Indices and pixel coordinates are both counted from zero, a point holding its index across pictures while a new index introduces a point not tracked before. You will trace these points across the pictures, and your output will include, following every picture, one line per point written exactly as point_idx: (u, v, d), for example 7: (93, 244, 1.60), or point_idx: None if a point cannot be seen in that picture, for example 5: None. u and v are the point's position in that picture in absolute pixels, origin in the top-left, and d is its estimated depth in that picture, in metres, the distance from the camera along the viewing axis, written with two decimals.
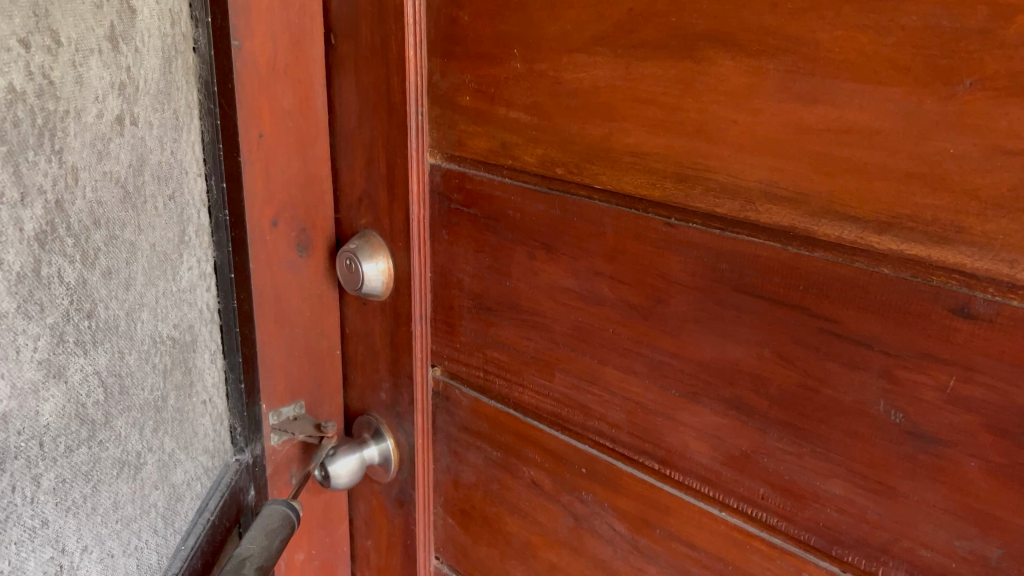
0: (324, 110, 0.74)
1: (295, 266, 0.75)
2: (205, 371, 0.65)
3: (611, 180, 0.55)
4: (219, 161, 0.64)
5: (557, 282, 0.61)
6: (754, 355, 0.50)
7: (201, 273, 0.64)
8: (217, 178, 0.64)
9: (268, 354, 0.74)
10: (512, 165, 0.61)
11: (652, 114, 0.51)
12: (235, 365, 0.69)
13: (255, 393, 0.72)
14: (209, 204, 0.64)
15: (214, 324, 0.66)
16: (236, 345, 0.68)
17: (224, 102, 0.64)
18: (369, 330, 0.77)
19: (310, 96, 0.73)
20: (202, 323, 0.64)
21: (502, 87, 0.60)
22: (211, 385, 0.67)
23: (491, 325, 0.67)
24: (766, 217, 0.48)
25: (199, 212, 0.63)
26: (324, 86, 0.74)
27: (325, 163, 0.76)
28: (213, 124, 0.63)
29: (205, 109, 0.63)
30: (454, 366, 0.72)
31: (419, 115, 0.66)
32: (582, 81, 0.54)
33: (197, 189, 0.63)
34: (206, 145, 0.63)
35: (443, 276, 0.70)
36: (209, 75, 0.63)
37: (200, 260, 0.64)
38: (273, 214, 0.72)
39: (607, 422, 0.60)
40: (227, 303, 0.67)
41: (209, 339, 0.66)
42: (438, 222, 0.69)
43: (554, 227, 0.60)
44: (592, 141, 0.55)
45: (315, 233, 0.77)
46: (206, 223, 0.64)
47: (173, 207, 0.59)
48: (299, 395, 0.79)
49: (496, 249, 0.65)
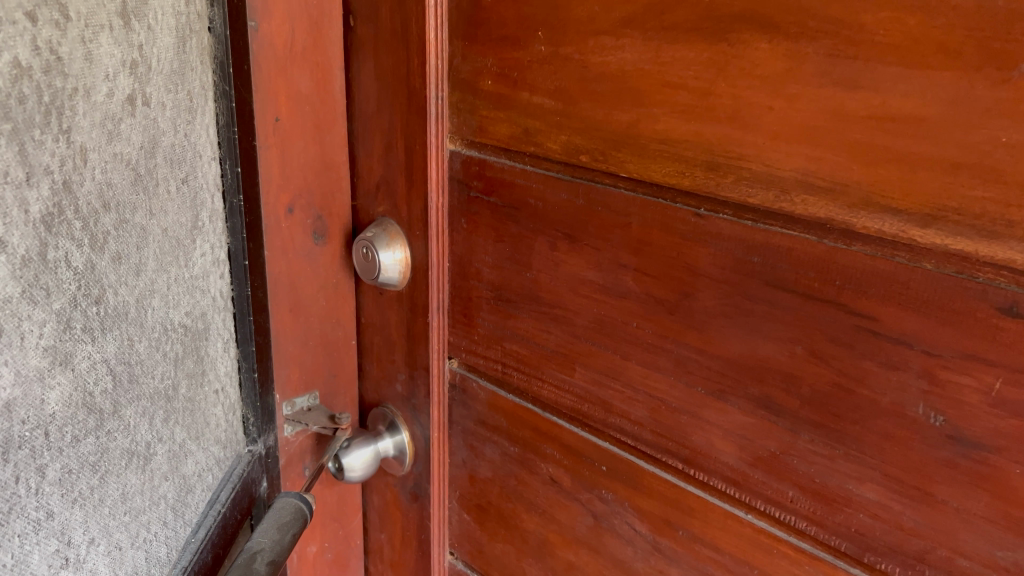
0: (342, 94, 0.72)
1: (310, 253, 0.73)
2: (218, 361, 0.63)
3: (638, 168, 0.53)
4: (233, 144, 0.62)
5: (579, 274, 0.59)
6: (786, 352, 0.48)
7: (215, 260, 0.62)
8: (232, 162, 0.62)
9: (281, 344, 0.72)
10: (535, 153, 0.60)
11: (682, 99, 0.49)
12: (248, 354, 0.67)
13: (267, 383, 0.70)
14: (224, 189, 0.62)
15: (227, 312, 0.65)
16: (249, 334, 0.67)
17: (239, 82, 0.62)
18: (385, 321, 0.75)
19: (328, 80, 0.71)
20: (216, 311, 0.63)
21: (527, 71, 0.58)
22: (224, 374, 0.65)
23: (510, 317, 0.65)
24: (801, 208, 0.46)
25: (214, 197, 0.61)
26: (343, 69, 0.72)
27: (343, 150, 0.74)
28: (227, 107, 0.61)
29: (220, 92, 0.61)
30: (470, 358, 0.70)
31: (439, 100, 0.65)
32: (609, 65, 0.52)
33: (213, 173, 0.61)
34: (221, 127, 0.62)
35: (461, 266, 0.68)
36: (225, 57, 0.61)
37: (214, 246, 0.62)
38: (289, 201, 0.70)
39: (629, 420, 0.58)
40: (241, 290, 0.65)
41: (223, 328, 0.64)
42: (457, 210, 0.67)
43: (577, 217, 0.58)
44: (619, 127, 0.53)
45: (331, 221, 0.75)
46: (220, 208, 0.62)
47: (186, 191, 0.58)
48: (313, 385, 0.77)
49: (516, 239, 0.63)
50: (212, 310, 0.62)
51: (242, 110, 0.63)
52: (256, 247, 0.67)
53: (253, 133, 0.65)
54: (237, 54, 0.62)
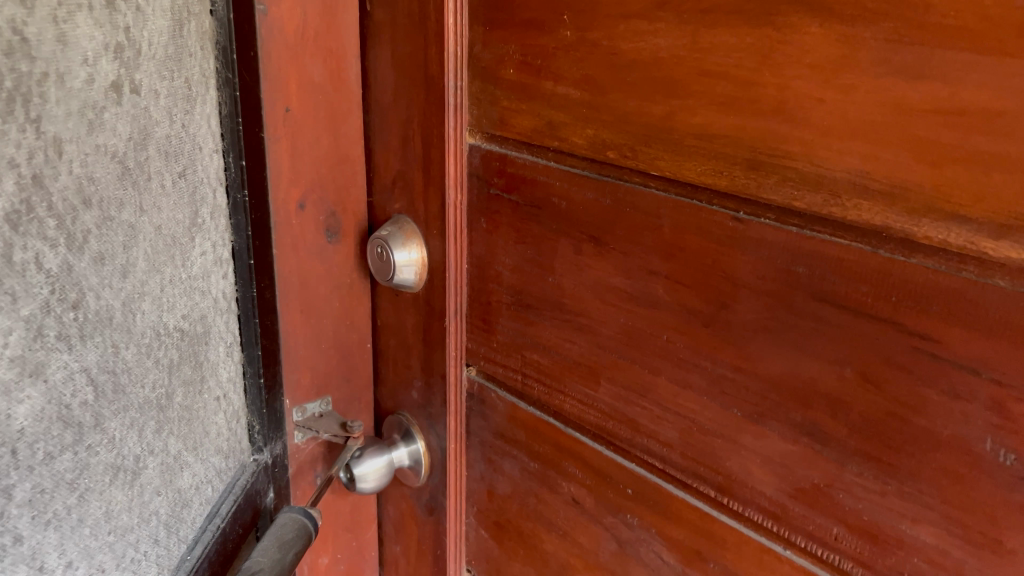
0: (357, 83, 0.68)
1: (323, 251, 0.69)
2: (220, 366, 0.60)
3: (671, 166, 0.48)
4: (237, 136, 0.58)
5: (605, 281, 0.54)
6: (834, 375, 0.43)
7: (216, 259, 0.58)
8: (235, 155, 0.59)
9: (291, 347, 0.69)
10: (559, 148, 0.55)
11: (721, 90, 0.44)
12: (253, 358, 0.63)
13: (275, 388, 0.66)
14: (227, 183, 0.59)
15: (230, 314, 0.61)
16: (254, 337, 0.63)
17: (244, 69, 0.58)
18: (401, 325, 0.71)
19: (343, 68, 0.67)
20: (218, 313, 0.59)
21: (551, 59, 0.53)
22: (228, 380, 0.61)
23: (531, 324, 0.60)
24: (854, 213, 0.40)
25: (216, 192, 0.58)
26: (359, 57, 0.68)
27: (359, 142, 0.70)
28: (230, 96, 0.57)
29: (221, 79, 0.57)
30: (490, 367, 0.65)
31: (459, 90, 0.60)
32: (641, 52, 0.48)
33: (215, 166, 0.57)
34: (223, 118, 0.57)
35: (481, 268, 0.64)
36: (228, 42, 0.56)
37: (215, 244, 0.58)
38: (300, 196, 0.66)
39: (658, 440, 0.53)
40: (245, 291, 0.61)
41: (226, 331, 0.60)
42: (476, 209, 0.63)
43: (603, 218, 0.53)
44: (651, 120, 0.48)
45: (346, 218, 0.71)
46: (223, 204, 0.58)
47: (183, 185, 0.54)
48: (326, 390, 0.73)
49: (539, 241, 0.58)
50: (213, 312, 0.58)
51: (247, 99, 0.59)
52: (263, 245, 0.63)
53: (261, 123, 0.61)
54: (241, 40, 0.58)
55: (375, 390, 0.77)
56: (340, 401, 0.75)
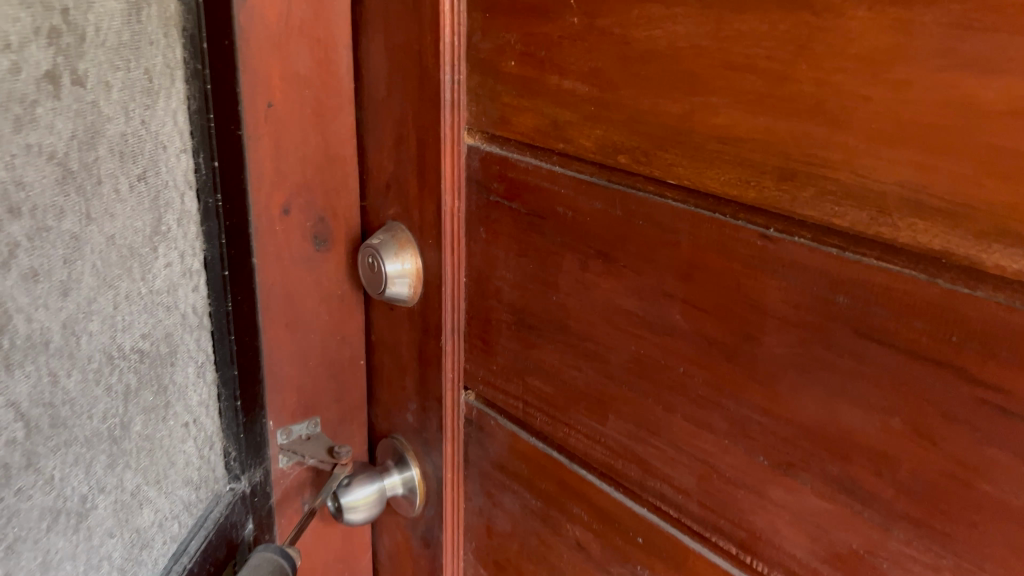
0: (349, 76, 0.62)
1: (310, 261, 0.63)
2: (190, 389, 0.53)
3: (690, 174, 0.42)
4: (208, 134, 0.52)
5: (614, 303, 0.47)
6: (879, 425, 0.36)
7: (185, 271, 0.52)
8: (208, 155, 0.52)
9: (275, 364, 0.63)
10: (564, 151, 0.48)
11: (749, 86, 0.38)
12: (229, 379, 0.57)
13: (255, 410, 0.60)
14: (198, 186, 0.52)
15: (203, 330, 0.54)
16: (231, 356, 0.57)
17: (217, 58, 0.52)
18: (395, 343, 0.65)
19: (332, 60, 0.61)
20: (187, 330, 0.53)
21: (556, 49, 0.47)
22: (200, 404, 0.55)
23: (533, 347, 0.54)
24: (907, 234, 0.34)
25: (184, 196, 0.51)
26: (350, 48, 0.61)
27: (350, 141, 0.64)
28: (201, 89, 0.51)
29: (191, 70, 0.51)
30: (489, 392, 0.59)
31: (456, 84, 0.54)
32: (657, 41, 0.41)
33: (184, 167, 0.51)
34: (192, 114, 0.51)
35: (479, 283, 0.57)
36: (197, 29, 0.50)
37: (183, 253, 0.52)
38: (284, 200, 0.61)
39: (672, 486, 0.47)
40: (219, 305, 0.55)
41: (197, 350, 0.54)
42: (474, 217, 0.56)
43: (613, 232, 0.47)
44: (667, 120, 0.42)
45: (336, 224, 0.64)
46: (193, 209, 0.52)
47: (143, 189, 0.48)
48: (314, 411, 0.67)
49: (542, 255, 0.52)
50: (181, 330, 0.52)
51: (221, 94, 0.53)
52: (241, 254, 0.57)
53: (239, 120, 0.56)
54: (213, 27, 0.52)
55: (370, 410, 0.71)
56: (331, 422, 0.69)
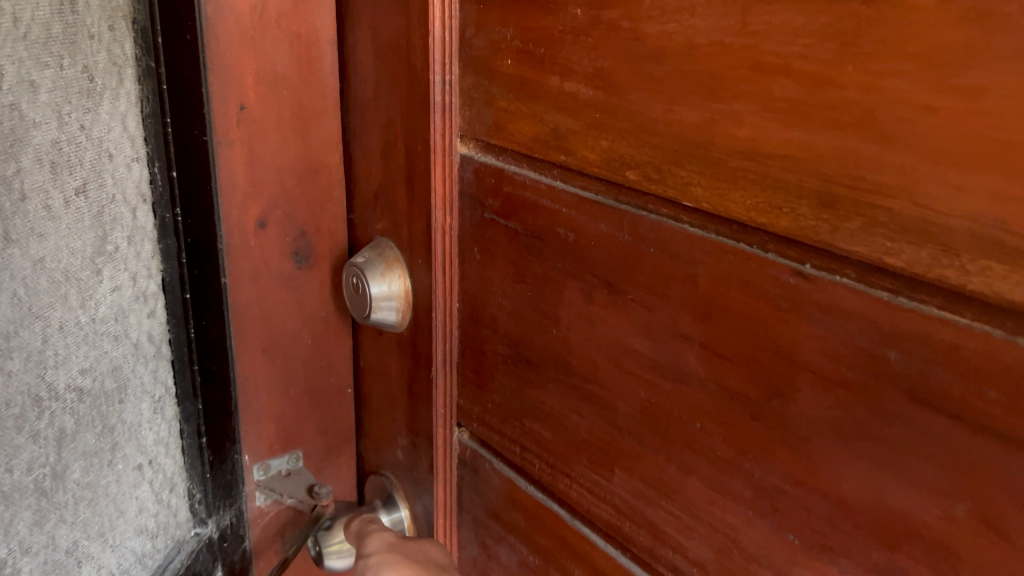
0: (335, 76, 0.56)
1: (290, 280, 0.57)
2: (143, 428, 0.48)
3: (710, 195, 0.35)
4: (163, 140, 0.46)
5: (620, 342, 0.41)
6: (938, 512, 0.29)
7: (137, 295, 0.47)
8: (164, 164, 0.47)
9: (250, 393, 0.57)
10: (565, 164, 0.42)
11: (783, 92, 0.31)
12: (192, 413, 0.52)
13: (228, 445, 0.55)
14: (152, 200, 0.47)
15: (162, 361, 0.49)
16: (194, 388, 0.51)
17: (173, 54, 0.46)
18: (384, 371, 0.59)
19: (314, 57, 0.54)
20: (140, 360, 0.47)
21: (557, 46, 0.40)
22: (156, 443, 0.49)
23: (531, 385, 0.47)
24: (979, 281, 0.27)
25: (136, 212, 0.46)
26: (335, 43, 0.55)
27: (335, 148, 0.57)
28: (156, 89, 0.45)
29: (142, 68, 0.45)
30: (484, 432, 0.52)
31: (449, 86, 0.47)
32: (673, 37, 0.34)
33: (135, 178, 0.46)
34: (145, 117, 0.46)
35: (473, 310, 0.51)
36: (149, 21, 0.44)
37: (135, 275, 0.46)
38: (260, 213, 0.55)
39: (686, 558, 0.40)
40: (179, 332, 0.50)
41: (153, 383, 0.48)
42: (467, 236, 0.50)
43: (619, 260, 0.40)
44: (684, 131, 0.35)
45: (320, 239, 0.58)
46: (148, 225, 0.47)
47: (81, 204, 0.42)
48: (297, 443, 0.61)
49: (540, 281, 0.45)
50: (131, 362, 0.46)
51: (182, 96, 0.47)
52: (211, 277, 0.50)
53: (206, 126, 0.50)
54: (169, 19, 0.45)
55: (359, 441, 0.65)
56: (315, 455, 0.63)
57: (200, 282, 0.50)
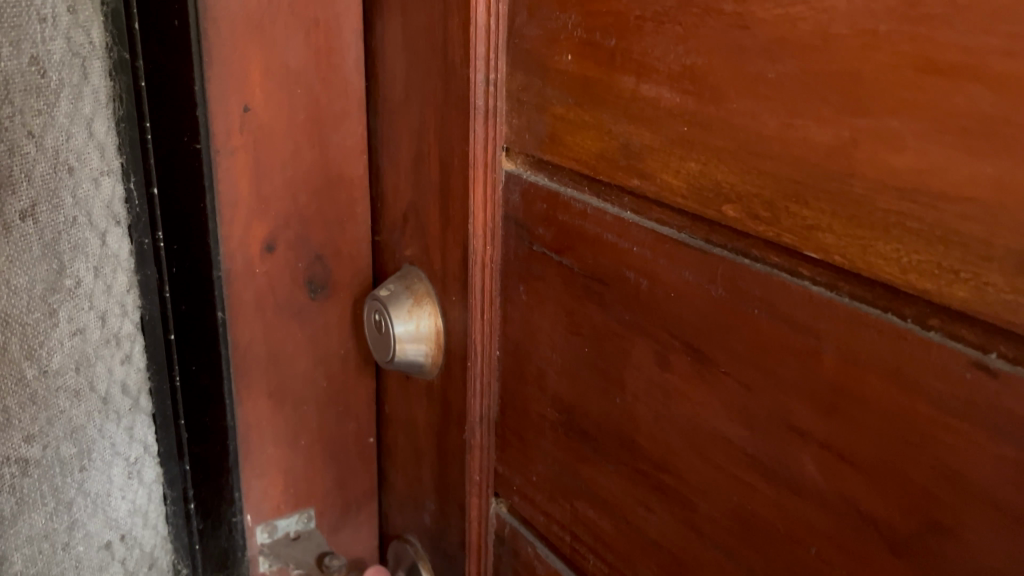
0: (359, 71, 0.49)
1: (302, 312, 0.52)
2: (112, 498, 0.46)
3: (846, 245, 0.25)
4: (147, 152, 0.42)
5: (706, 426, 0.31)
6: None
7: (106, 339, 0.44)
8: (141, 179, 0.43)
9: (252, 435, 0.52)
10: (638, 190, 0.32)
11: (970, 105, 0.21)
12: (177, 476, 0.48)
13: (229, 498, 0.51)
14: (128, 222, 0.44)
15: (140, 411, 0.47)
16: (178, 448, 0.48)
17: (153, 43, 0.41)
18: (412, 421, 0.51)
19: (334, 50, 0.48)
20: (110, 417, 0.45)
21: (631, 37, 0.31)
22: (130, 513, 0.47)
23: (584, 461, 0.38)
24: None
25: (108, 237, 0.43)
26: (359, 35, 0.48)
27: (360, 159, 0.51)
28: (130, 84, 0.41)
29: (115, 60, 0.41)
30: (528, 508, 0.43)
31: (493, 87, 0.38)
32: (800, 24, 0.25)
33: (104, 197, 0.43)
34: (118, 123, 0.42)
35: (515, 361, 0.41)
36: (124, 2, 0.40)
37: (105, 314, 0.44)
38: (266, 236, 0.49)
39: None
40: (160, 380, 0.46)
41: (126, 443, 0.46)
42: (511, 271, 0.40)
43: (707, 321, 0.30)
44: (809, 155, 0.25)
45: (338, 264, 0.52)
46: (122, 252, 0.44)
47: (43, 239, 0.40)
48: (307, 501, 0.56)
49: (600, 336, 0.36)
50: (96, 420, 0.44)
51: (165, 91, 0.42)
52: (207, 315, 0.47)
53: (200, 133, 0.44)
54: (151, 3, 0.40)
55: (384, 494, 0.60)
56: (331, 513, 0.57)
57: (185, 319, 0.46)
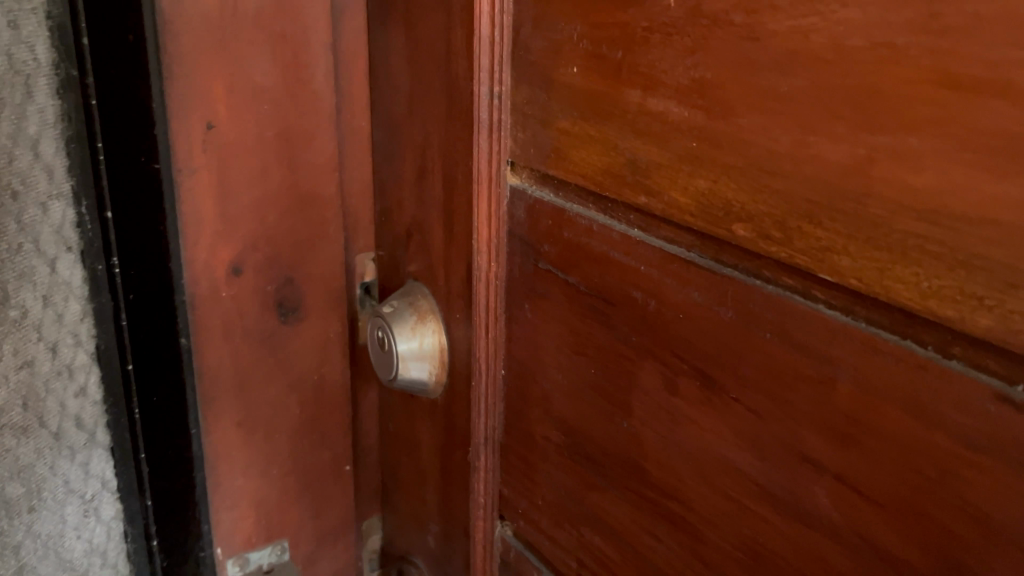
0: (329, 86, 0.49)
1: (272, 336, 0.52)
2: (66, 538, 0.50)
3: (862, 269, 0.24)
4: (98, 187, 0.44)
5: (715, 454, 0.30)
6: None
7: (58, 372, 0.47)
8: (93, 209, 0.45)
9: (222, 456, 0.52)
10: (646, 208, 0.31)
11: (996, 121, 0.20)
12: (138, 509, 0.51)
13: (195, 526, 0.52)
14: (80, 248, 0.45)
15: (92, 438, 0.49)
16: (139, 484, 0.50)
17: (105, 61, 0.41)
18: (416, 440, 0.50)
19: (303, 68, 0.48)
20: (63, 453, 0.48)
21: (638, 50, 0.30)
22: (85, 550, 0.51)
23: (589, 486, 0.37)
24: None
25: (62, 269, 0.45)
26: (330, 50, 0.48)
27: (331, 177, 0.51)
28: (79, 101, 0.43)
29: (64, 77, 0.42)
30: (533, 532, 0.42)
31: (498, 100, 0.37)
32: (812, 36, 0.24)
33: (55, 222, 0.44)
34: (70, 145, 0.44)
35: (519, 381, 0.40)
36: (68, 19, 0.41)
37: (57, 345, 0.46)
38: (233, 257, 0.49)
39: None
40: (117, 412, 0.49)
41: (80, 478, 0.49)
42: (515, 289, 0.39)
43: (716, 345, 0.29)
44: (824, 174, 0.24)
45: (311, 287, 0.53)
46: (74, 278, 0.46)
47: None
48: (281, 534, 0.57)
49: (606, 357, 0.34)
50: (47, 457, 0.47)
51: (118, 107, 0.42)
52: (165, 348, 0.47)
53: (161, 154, 0.44)
54: (99, 17, 0.40)
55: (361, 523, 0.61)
56: (304, 548, 0.59)
57: (143, 346, 0.47)
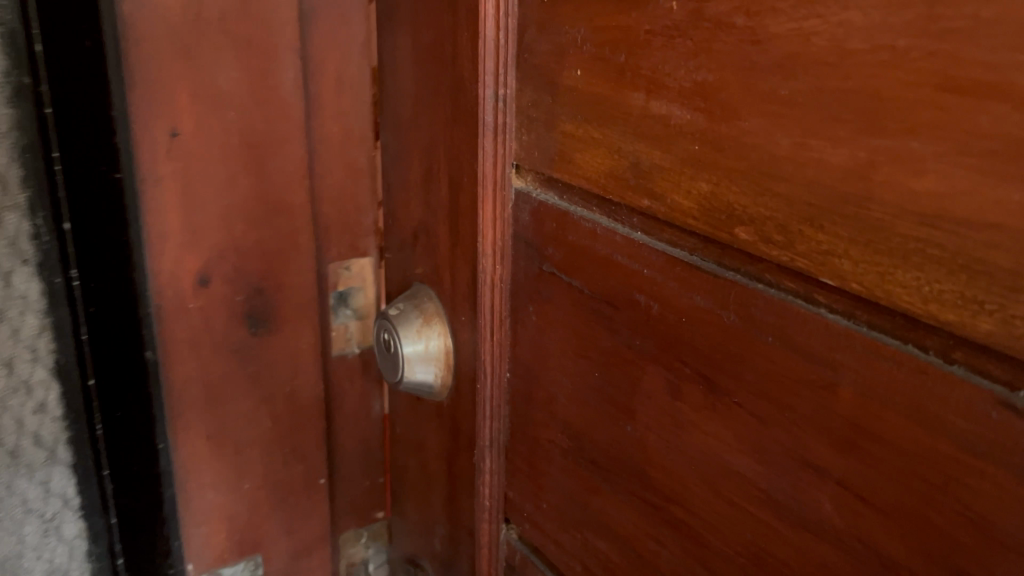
0: (298, 94, 0.50)
1: (243, 350, 0.53)
2: (23, 558, 0.50)
3: (864, 273, 0.24)
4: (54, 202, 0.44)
5: (717, 458, 0.30)
6: None
7: (14, 388, 0.47)
8: (45, 220, 0.45)
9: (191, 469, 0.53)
10: (649, 212, 0.31)
11: (998, 123, 0.20)
12: (102, 529, 0.51)
13: (162, 539, 0.53)
14: (37, 261, 0.46)
15: (54, 453, 0.49)
16: (102, 503, 0.50)
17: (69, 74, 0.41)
18: (421, 443, 0.50)
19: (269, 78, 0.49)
20: (19, 470, 0.48)
21: (641, 52, 0.30)
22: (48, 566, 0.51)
23: (593, 490, 0.37)
24: None
25: (21, 284, 0.46)
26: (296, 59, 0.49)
27: (301, 187, 0.52)
28: (32, 112, 0.43)
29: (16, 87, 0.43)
30: (537, 536, 0.42)
31: (503, 102, 0.37)
32: (813, 39, 0.23)
33: (8, 234, 0.45)
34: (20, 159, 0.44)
35: (524, 384, 0.40)
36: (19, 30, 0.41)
37: (12, 360, 0.47)
38: (199, 267, 0.50)
39: None
40: (79, 428, 0.48)
41: (39, 495, 0.49)
42: (519, 292, 0.39)
43: (718, 348, 0.29)
44: (825, 178, 0.24)
45: (279, 296, 0.54)
46: (31, 293, 0.46)
47: None
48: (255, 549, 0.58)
49: (609, 360, 0.34)
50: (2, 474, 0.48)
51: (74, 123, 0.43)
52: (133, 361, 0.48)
53: (121, 164, 0.45)
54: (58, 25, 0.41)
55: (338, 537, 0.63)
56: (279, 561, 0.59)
57: (110, 361, 0.47)
